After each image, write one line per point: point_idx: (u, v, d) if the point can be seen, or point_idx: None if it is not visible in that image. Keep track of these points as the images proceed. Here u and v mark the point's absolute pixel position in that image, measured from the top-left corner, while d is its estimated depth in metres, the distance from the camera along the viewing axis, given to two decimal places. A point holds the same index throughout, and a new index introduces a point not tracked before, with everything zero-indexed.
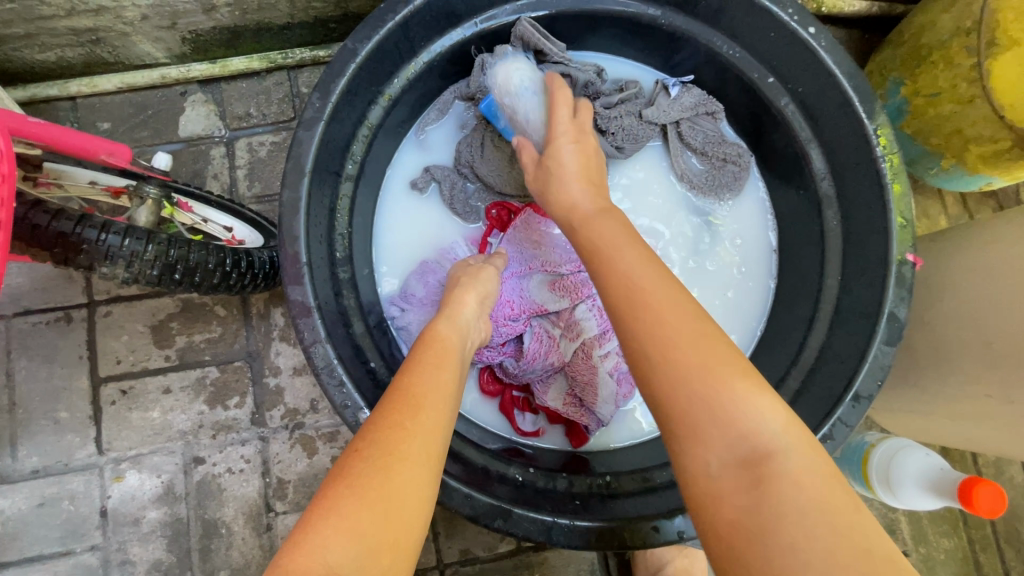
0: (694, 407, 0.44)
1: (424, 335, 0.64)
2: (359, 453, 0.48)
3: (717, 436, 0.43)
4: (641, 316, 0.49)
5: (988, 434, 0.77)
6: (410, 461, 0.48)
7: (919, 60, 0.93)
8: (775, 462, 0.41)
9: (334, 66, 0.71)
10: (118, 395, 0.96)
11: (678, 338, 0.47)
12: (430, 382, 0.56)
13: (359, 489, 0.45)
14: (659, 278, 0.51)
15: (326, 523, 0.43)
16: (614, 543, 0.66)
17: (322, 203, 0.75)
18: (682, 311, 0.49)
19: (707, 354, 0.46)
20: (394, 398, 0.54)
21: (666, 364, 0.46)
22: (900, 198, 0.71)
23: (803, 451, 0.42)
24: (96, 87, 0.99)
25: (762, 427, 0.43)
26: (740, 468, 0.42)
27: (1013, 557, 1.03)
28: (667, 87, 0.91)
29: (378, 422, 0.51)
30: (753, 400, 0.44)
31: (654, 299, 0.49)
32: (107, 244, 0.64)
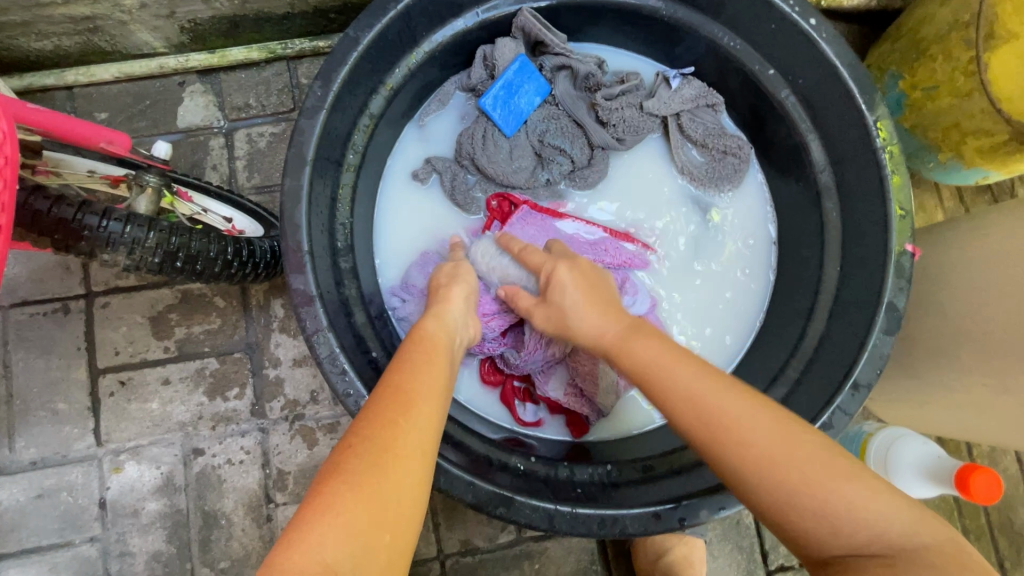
0: (800, 494, 0.48)
1: (412, 333, 0.63)
2: (352, 448, 0.48)
3: (825, 538, 0.47)
4: (727, 450, 0.51)
5: (984, 423, 0.78)
6: (403, 457, 0.48)
7: (917, 53, 0.93)
8: (908, 556, 0.45)
9: (336, 54, 0.70)
10: (116, 386, 0.95)
11: (767, 447, 0.50)
12: (421, 378, 0.56)
13: (353, 486, 0.46)
14: (711, 381, 0.55)
15: (321, 520, 0.44)
16: (615, 530, 0.66)
17: (324, 192, 0.75)
18: (751, 410, 0.52)
19: (795, 451, 0.50)
20: (386, 394, 0.53)
21: (772, 466, 0.50)
22: (899, 189, 0.72)
23: (920, 528, 0.47)
24: (94, 76, 0.98)
25: (888, 519, 0.47)
26: (876, 564, 0.45)
27: (1007, 546, 1.05)
28: (668, 79, 0.91)
29: (372, 416, 0.51)
30: (851, 484, 0.48)
31: (723, 403, 0.53)
32: (109, 231, 0.63)
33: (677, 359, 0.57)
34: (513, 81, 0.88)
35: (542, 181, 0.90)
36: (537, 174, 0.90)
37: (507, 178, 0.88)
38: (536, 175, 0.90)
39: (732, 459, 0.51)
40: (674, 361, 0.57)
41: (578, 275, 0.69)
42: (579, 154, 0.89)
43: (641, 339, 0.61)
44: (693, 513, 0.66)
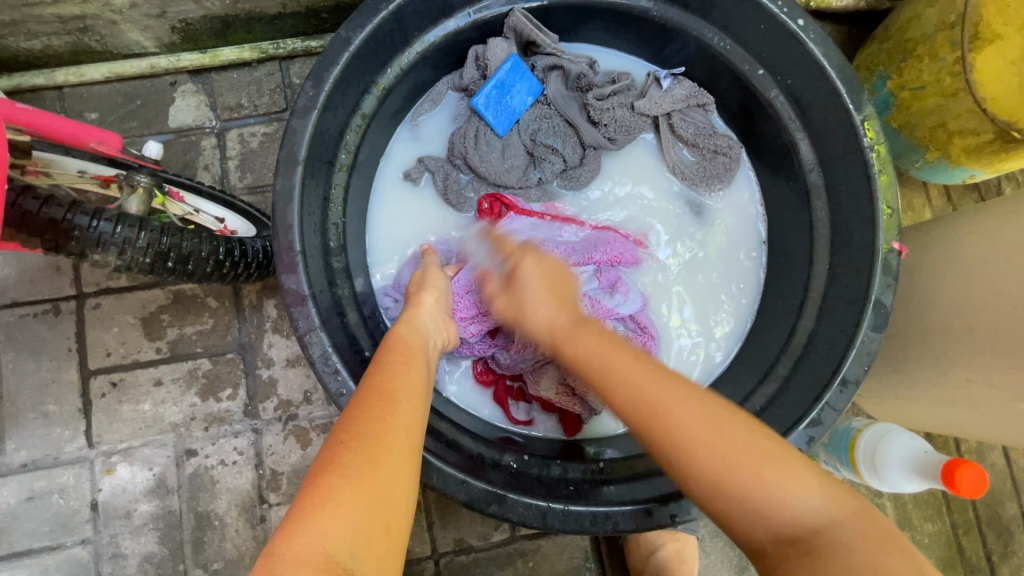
0: (746, 489, 0.49)
1: (389, 338, 0.63)
2: (346, 443, 0.48)
3: (760, 521, 0.48)
4: (656, 434, 0.52)
5: (970, 418, 0.79)
6: (396, 452, 0.49)
7: (905, 54, 0.94)
8: (827, 535, 0.46)
9: (328, 54, 0.71)
10: (108, 388, 0.95)
11: (690, 434, 0.51)
12: (404, 375, 0.57)
13: (350, 479, 0.46)
14: (652, 375, 0.55)
15: (320, 514, 0.44)
16: (608, 526, 0.67)
17: (316, 192, 0.75)
18: (691, 403, 0.53)
19: (718, 450, 0.50)
20: (372, 392, 0.54)
21: (690, 459, 0.51)
22: (886, 187, 0.73)
23: (849, 517, 0.47)
24: (84, 76, 0.98)
25: (809, 504, 0.48)
26: (792, 542, 0.47)
27: (994, 540, 1.06)
28: (659, 79, 0.92)
29: (363, 412, 0.51)
30: (795, 483, 0.49)
31: (651, 397, 0.54)
32: (99, 231, 0.63)
33: (619, 349, 0.58)
34: (505, 81, 0.88)
35: (534, 180, 0.90)
36: (530, 174, 0.90)
37: (499, 178, 0.89)
38: (528, 174, 0.90)
39: (657, 440, 0.53)
40: (617, 351, 0.58)
41: (545, 269, 0.70)
42: (571, 154, 0.90)
43: (586, 330, 0.62)
44: (683, 509, 0.67)
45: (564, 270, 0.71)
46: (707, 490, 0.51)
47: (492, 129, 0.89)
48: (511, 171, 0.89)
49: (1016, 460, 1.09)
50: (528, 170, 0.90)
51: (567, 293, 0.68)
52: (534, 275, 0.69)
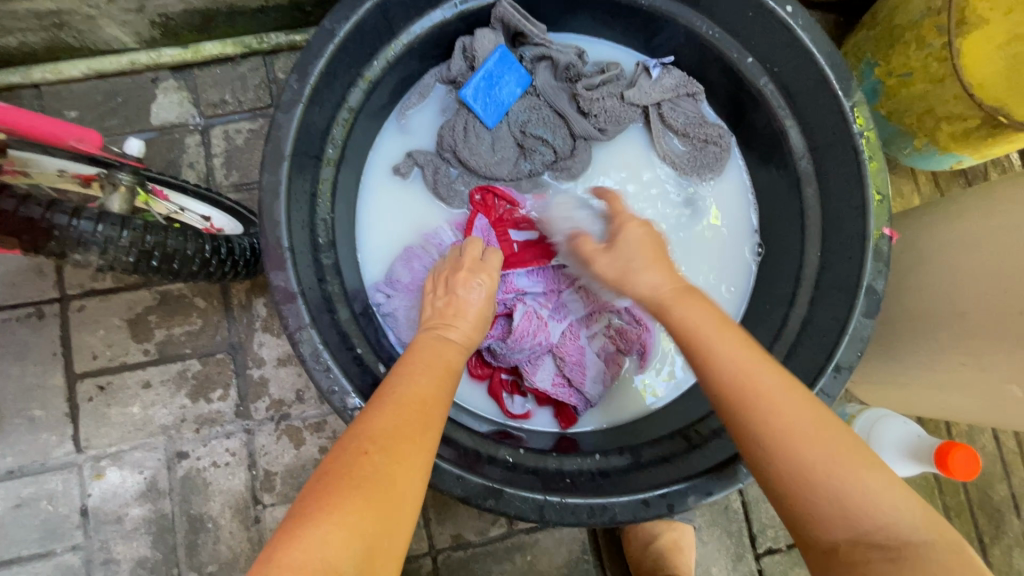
0: (826, 485, 0.47)
1: (421, 345, 0.62)
2: (366, 455, 0.48)
3: (848, 525, 0.46)
4: (759, 417, 0.50)
5: (962, 400, 0.80)
6: (411, 471, 0.49)
7: (892, 41, 0.95)
8: (916, 548, 0.44)
9: (312, 46, 0.69)
10: (95, 391, 0.93)
11: (792, 423, 0.49)
12: (429, 389, 0.56)
13: (364, 489, 0.46)
14: (749, 354, 0.53)
15: (327, 518, 0.43)
16: (605, 518, 0.66)
17: (303, 187, 0.74)
18: (785, 390, 0.51)
19: (814, 440, 0.48)
20: (401, 407, 0.53)
21: (788, 448, 0.48)
22: (877, 174, 0.73)
23: (934, 533, 0.45)
24: (62, 73, 0.95)
25: (898, 514, 0.46)
26: (880, 552, 0.45)
27: (984, 521, 1.08)
28: (648, 68, 0.91)
29: (386, 425, 0.51)
30: (877, 488, 0.47)
31: (763, 378, 0.51)
32: (79, 230, 0.62)
33: (723, 328, 0.55)
34: (493, 73, 0.87)
35: (525, 172, 0.89)
36: (521, 166, 0.89)
37: (490, 170, 0.88)
38: (519, 166, 0.89)
39: (756, 424, 0.50)
40: (722, 328, 0.55)
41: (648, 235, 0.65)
42: (562, 145, 0.89)
43: (691, 298, 0.58)
44: (680, 500, 0.67)
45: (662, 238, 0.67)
46: (795, 488, 0.48)
47: (480, 121, 0.88)
48: (502, 164, 0.88)
49: (1005, 442, 1.10)
50: (519, 162, 0.89)
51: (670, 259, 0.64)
52: (637, 238, 0.65)
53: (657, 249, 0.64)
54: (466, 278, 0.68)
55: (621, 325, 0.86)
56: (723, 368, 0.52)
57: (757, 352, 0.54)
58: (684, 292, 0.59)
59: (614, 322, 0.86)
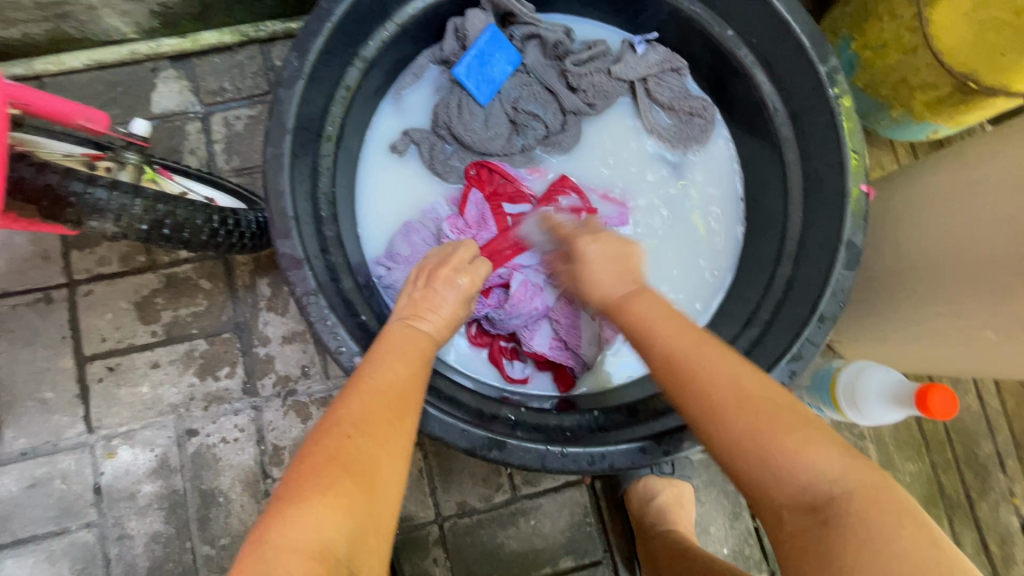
0: (757, 456, 0.50)
1: (399, 330, 0.65)
2: (349, 439, 0.52)
3: (778, 490, 0.49)
4: (689, 389, 0.54)
5: (940, 351, 0.83)
6: (389, 454, 0.53)
7: (866, 14, 0.99)
8: (842, 509, 0.46)
9: (311, 25, 0.72)
10: (105, 373, 0.95)
11: (719, 397, 0.53)
12: (399, 372, 0.59)
13: (347, 471, 0.50)
14: (683, 333, 0.57)
15: (318, 499, 0.47)
16: (605, 465, 0.70)
17: (305, 162, 0.77)
18: (725, 366, 0.54)
19: (738, 410, 0.52)
20: (376, 396, 0.56)
21: (715, 419, 0.53)
22: (852, 133, 0.77)
23: (866, 487, 0.47)
24: (64, 65, 0.98)
25: (829, 474, 0.48)
26: (809, 511, 0.48)
27: (971, 477, 1.12)
28: (633, 45, 0.95)
29: (362, 410, 0.54)
30: (811, 452, 0.49)
31: (693, 355, 0.55)
32: (94, 198, 0.64)
33: (668, 314, 0.59)
34: (484, 51, 0.90)
35: (518, 147, 0.93)
36: (514, 142, 0.93)
37: (484, 146, 0.91)
38: (512, 141, 0.92)
39: (691, 393, 0.54)
40: (670, 318, 0.59)
41: (602, 245, 0.68)
42: (553, 120, 0.92)
43: (642, 296, 0.62)
44: (676, 445, 0.70)
45: (628, 245, 0.68)
46: (732, 459, 0.52)
47: (473, 99, 0.92)
48: (496, 140, 0.92)
49: (989, 400, 1.14)
50: (512, 137, 0.93)
51: (628, 267, 0.66)
52: (594, 253, 0.67)
53: (621, 251, 0.67)
54: (446, 277, 0.70)
55: None
56: (664, 346, 0.57)
57: (698, 331, 0.58)
58: (632, 289, 0.63)
59: None
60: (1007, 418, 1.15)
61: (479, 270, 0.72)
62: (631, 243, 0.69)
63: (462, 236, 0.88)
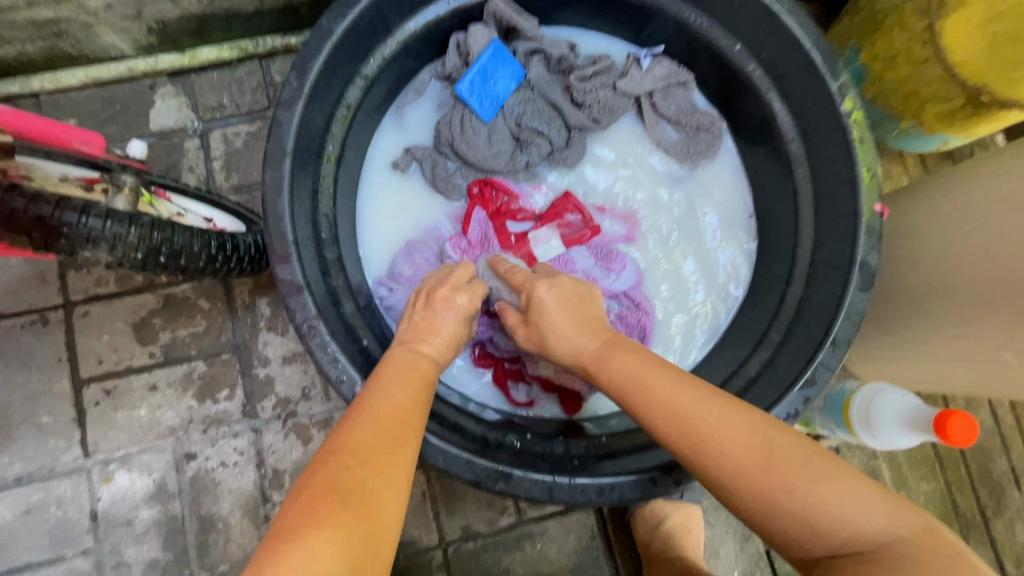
0: (799, 516, 0.48)
1: (400, 355, 0.63)
2: (348, 468, 0.49)
3: (818, 542, 0.48)
4: (703, 452, 0.52)
5: (957, 372, 0.81)
6: (390, 484, 0.49)
7: (875, 26, 0.97)
8: (892, 553, 0.46)
9: (311, 44, 0.71)
10: (102, 396, 0.93)
11: (735, 466, 0.51)
12: (400, 397, 0.57)
13: (346, 504, 0.46)
14: (689, 391, 0.55)
15: (313, 537, 0.44)
16: (612, 497, 0.68)
17: (305, 184, 0.75)
18: (728, 420, 0.53)
19: (746, 454, 0.51)
20: (377, 423, 0.53)
21: (736, 480, 0.50)
22: (865, 152, 0.75)
23: (912, 532, 0.47)
24: (60, 82, 0.97)
25: (868, 527, 0.47)
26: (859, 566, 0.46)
27: (986, 495, 1.09)
28: (639, 59, 0.93)
29: (361, 437, 0.51)
30: (844, 496, 0.48)
31: (698, 418, 0.53)
32: (88, 228, 0.63)
33: (655, 371, 0.57)
34: (487, 67, 0.88)
35: (521, 164, 0.91)
36: (518, 159, 0.91)
37: (487, 163, 0.90)
38: (516, 159, 0.91)
39: (704, 464, 0.52)
40: (660, 372, 0.57)
41: (557, 292, 0.67)
42: (557, 137, 0.91)
43: (625, 354, 0.60)
44: (686, 476, 0.68)
45: (583, 287, 0.69)
46: (758, 517, 0.50)
47: (475, 115, 0.90)
48: (499, 157, 0.90)
49: (1003, 417, 1.12)
50: (516, 155, 0.91)
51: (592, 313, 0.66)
52: (553, 301, 0.66)
53: (570, 298, 0.67)
54: (444, 297, 0.69)
55: (620, 311, 0.88)
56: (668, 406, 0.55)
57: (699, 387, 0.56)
58: (609, 348, 0.61)
59: (614, 309, 0.89)
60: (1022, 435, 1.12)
61: (477, 289, 0.71)
62: (585, 286, 0.70)
63: (465, 254, 0.86)
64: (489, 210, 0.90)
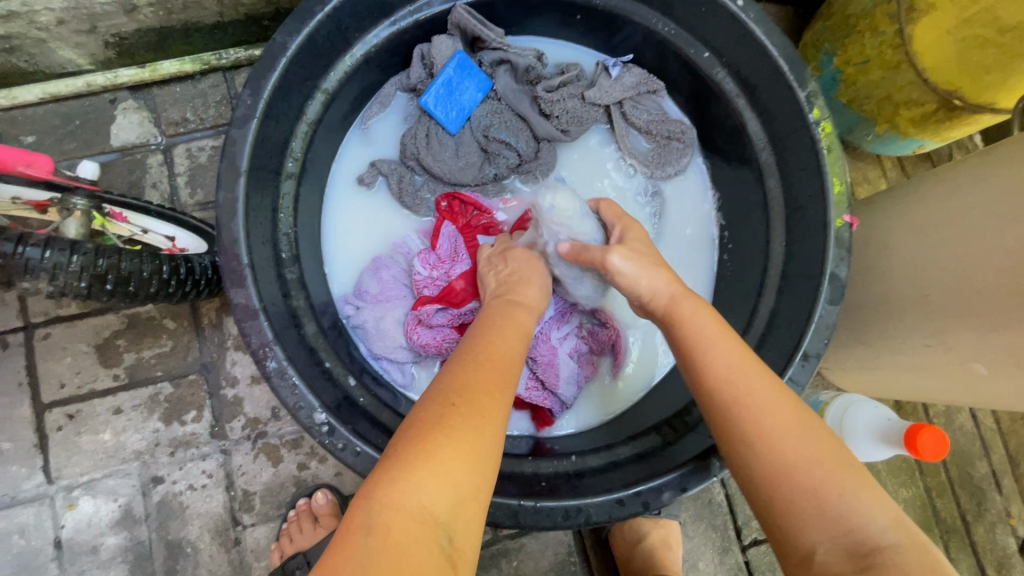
0: (811, 493, 0.47)
1: (501, 314, 0.66)
2: (454, 407, 0.49)
3: (819, 526, 0.46)
4: (739, 408, 0.52)
5: (929, 382, 0.81)
6: (498, 427, 0.50)
7: (847, 30, 0.95)
8: (885, 554, 0.44)
9: (264, 60, 0.69)
10: (65, 420, 0.91)
11: (773, 413, 0.52)
12: (512, 354, 0.59)
13: (458, 440, 0.47)
14: (740, 354, 0.56)
15: (425, 468, 0.44)
16: (580, 520, 0.66)
17: (263, 203, 0.73)
18: (765, 378, 0.55)
19: (802, 440, 0.50)
20: (484, 370, 0.54)
21: (766, 440, 0.50)
22: (834, 161, 0.73)
23: (909, 544, 0.44)
24: (16, 99, 0.94)
25: (876, 521, 0.45)
26: (848, 557, 0.44)
27: (967, 500, 1.09)
28: (608, 68, 0.92)
29: (470, 380, 0.52)
30: (861, 494, 0.47)
31: (737, 369, 0.55)
32: (26, 257, 0.61)
33: (723, 333, 0.59)
34: (452, 79, 0.87)
35: (490, 177, 0.89)
36: (486, 171, 0.89)
37: (454, 177, 0.88)
38: (483, 172, 0.89)
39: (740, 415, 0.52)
40: (712, 323, 0.60)
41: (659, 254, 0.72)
42: (526, 148, 0.89)
43: (690, 303, 0.63)
44: (655, 497, 0.67)
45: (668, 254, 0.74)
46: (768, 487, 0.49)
47: (442, 127, 0.88)
48: (467, 170, 0.89)
49: (983, 420, 1.12)
50: (484, 167, 0.89)
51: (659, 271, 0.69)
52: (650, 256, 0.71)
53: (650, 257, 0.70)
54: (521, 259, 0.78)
55: (592, 326, 0.88)
56: (715, 359, 0.56)
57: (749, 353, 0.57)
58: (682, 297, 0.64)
59: (585, 324, 0.88)
60: (1001, 439, 1.12)
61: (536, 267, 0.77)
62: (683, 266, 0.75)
63: (435, 271, 0.84)
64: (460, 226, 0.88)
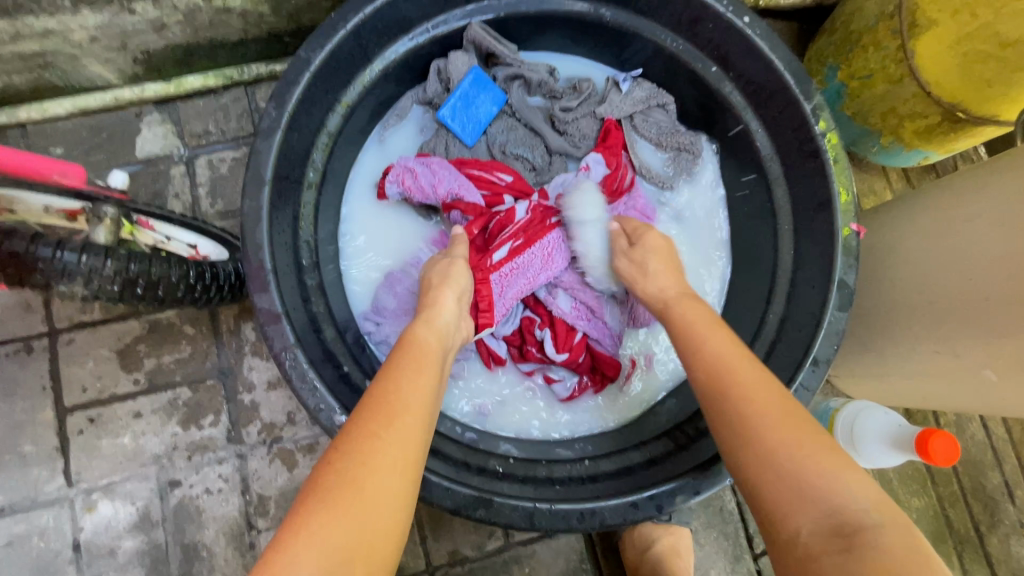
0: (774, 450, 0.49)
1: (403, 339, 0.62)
2: (331, 463, 0.48)
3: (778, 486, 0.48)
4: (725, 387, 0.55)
5: (940, 389, 0.81)
6: (389, 472, 0.48)
7: (851, 45, 0.97)
8: (843, 508, 0.44)
9: (289, 74, 0.71)
10: (86, 424, 0.93)
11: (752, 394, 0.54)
12: (411, 392, 0.55)
13: (328, 505, 0.45)
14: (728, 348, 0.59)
15: (301, 540, 0.43)
16: (595, 522, 0.67)
17: (285, 212, 0.76)
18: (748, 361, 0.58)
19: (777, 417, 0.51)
20: (376, 404, 0.53)
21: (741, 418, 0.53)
22: (841, 171, 0.75)
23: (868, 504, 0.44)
24: (47, 112, 0.97)
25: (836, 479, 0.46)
26: (823, 522, 0.44)
27: (980, 510, 1.08)
28: (618, 83, 0.95)
29: (358, 427, 0.50)
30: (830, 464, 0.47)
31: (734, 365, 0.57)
32: (63, 262, 0.64)
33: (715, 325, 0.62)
34: (468, 93, 0.90)
35: None
36: None
37: None
38: None
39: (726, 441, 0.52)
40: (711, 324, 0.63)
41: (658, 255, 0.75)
42: (540, 161, 0.93)
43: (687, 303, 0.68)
44: (668, 500, 0.68)
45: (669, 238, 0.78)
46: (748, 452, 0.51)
47: (456, 138, 0.93)
48: None
49: (994, 430, 1.12)
50: None
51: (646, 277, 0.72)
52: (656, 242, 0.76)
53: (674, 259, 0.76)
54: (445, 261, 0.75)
55: None
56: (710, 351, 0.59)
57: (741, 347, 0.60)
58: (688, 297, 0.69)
59: None
60: (1014, 448, 1.12)
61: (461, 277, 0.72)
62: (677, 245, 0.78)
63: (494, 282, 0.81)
64: (475, 215, 0.86)
